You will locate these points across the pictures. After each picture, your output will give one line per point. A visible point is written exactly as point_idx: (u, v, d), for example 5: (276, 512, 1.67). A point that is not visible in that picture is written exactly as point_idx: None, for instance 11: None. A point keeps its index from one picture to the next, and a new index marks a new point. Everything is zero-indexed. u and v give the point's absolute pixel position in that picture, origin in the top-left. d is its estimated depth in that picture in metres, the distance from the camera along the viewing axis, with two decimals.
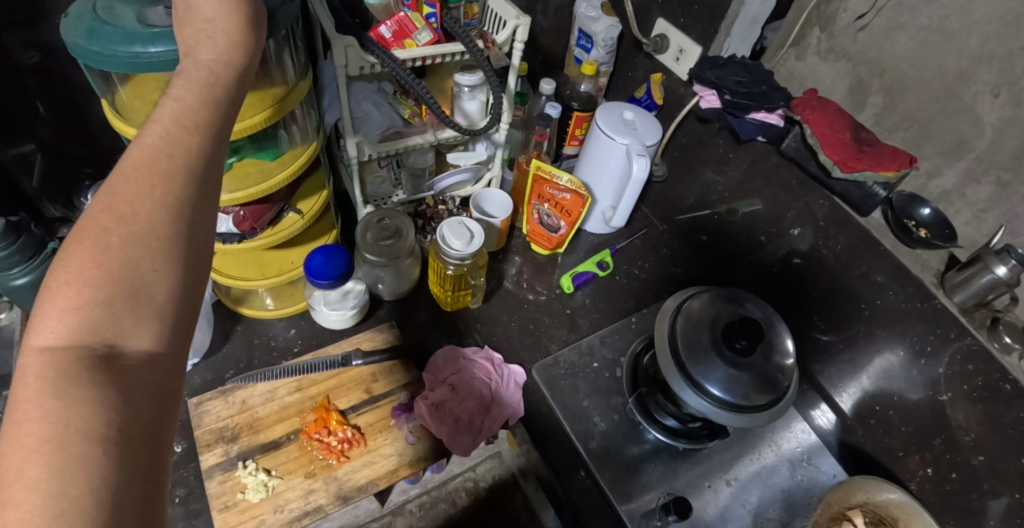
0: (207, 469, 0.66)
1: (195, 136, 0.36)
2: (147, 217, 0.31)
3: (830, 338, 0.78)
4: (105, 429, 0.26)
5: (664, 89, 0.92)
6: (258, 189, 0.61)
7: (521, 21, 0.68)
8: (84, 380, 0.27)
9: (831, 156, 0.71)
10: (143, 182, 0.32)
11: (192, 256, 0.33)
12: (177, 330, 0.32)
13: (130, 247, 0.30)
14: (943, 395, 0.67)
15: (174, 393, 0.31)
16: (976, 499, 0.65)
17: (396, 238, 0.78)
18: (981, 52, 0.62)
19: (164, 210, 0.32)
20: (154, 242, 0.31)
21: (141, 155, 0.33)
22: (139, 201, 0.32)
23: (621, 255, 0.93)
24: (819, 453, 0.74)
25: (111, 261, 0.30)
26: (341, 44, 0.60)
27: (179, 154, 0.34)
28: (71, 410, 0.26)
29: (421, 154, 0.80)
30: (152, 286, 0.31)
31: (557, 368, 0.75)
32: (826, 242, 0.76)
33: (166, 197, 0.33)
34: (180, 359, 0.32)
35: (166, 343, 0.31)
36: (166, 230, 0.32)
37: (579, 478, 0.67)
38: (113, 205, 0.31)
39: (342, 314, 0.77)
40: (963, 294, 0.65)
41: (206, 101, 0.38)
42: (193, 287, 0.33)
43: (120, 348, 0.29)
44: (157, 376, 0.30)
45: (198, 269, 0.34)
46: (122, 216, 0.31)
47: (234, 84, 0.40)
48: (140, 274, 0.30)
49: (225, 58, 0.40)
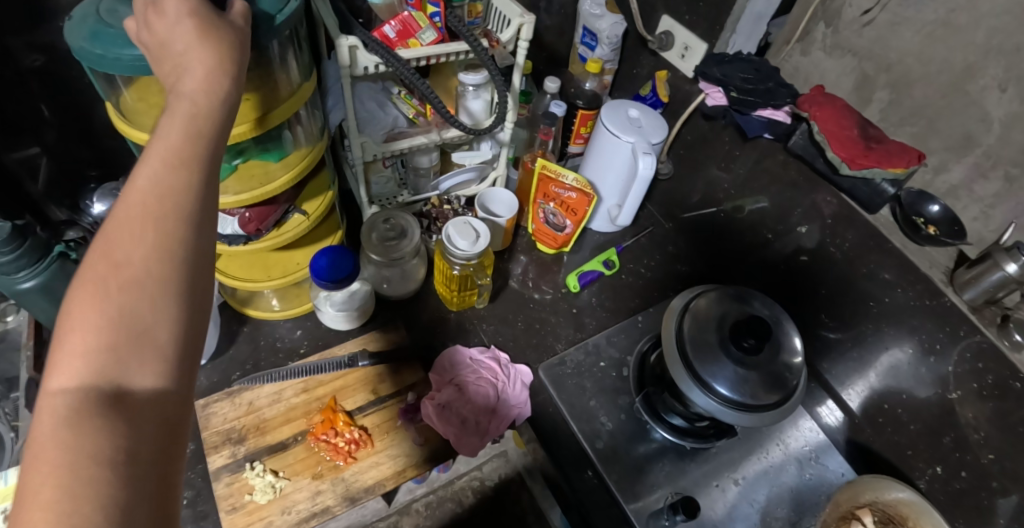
0: (214, 471, 0.66)
1: (183, 176, 0.34)
2: (142, 258, 0.31)
3: (837, 335, 0.77)
4: (115, 454, 0.26)
5: (670, 86, 0.91)
6: (264, 190, 0.61)
7: (525, 19, 0.68)
8: (93, 421, 0.26)
9: (839, 153, 0.69)
10: (136, 226, 0.31)
11: (193, 288, 0.32)
12: (184, 364, 0.31)
13: (126, 290, 0.30)
14: (952, 393, 0.66)
15: (182, 428, 0.30)
16: (986, 498, 0.64)
17: (400, 238, 0.77)
18: (989, 47, 0.61)
19: (159, 251, 0.31)
20: (150, 283, 0.30)
21: (136, 204, 0.32)
22: (134, 247, 0.31)
23: (627, 254, 0.92)
24: (826, 451, 0.73)
25: (112, 306, 0.29)
26: (346, 44, 0.60)
27: (168, 193, 0.33)
28: (81, 442, 0.25)
29: (426, 154, 0.80)
30: (155, 325, 0.30)
31: (563, 368, 0.75)
32: (835, 240, 0.75)
33: (159, 238, 0.31)
34: (188, 391, 0.31)
35: (172, 379, 0.30)
36: (162, 270, 0.31)
37: (586, 478, 0.67)
38: (110, 253, 0.30)
39: (338, 311, 0.76)
40: (972, 291, 0.65)
41: (193, 135, 0.36)
42: (197, 322, 0.32)
43: (126, 385, 0.28)
44: (167, 411, 0.29)
45: (199, 304, 0.32)
46: (118, 262, 0.30)
47: (223, 117, 0.39)
48: (141, 314, 0.30)
49: (210, 86, 0.38)
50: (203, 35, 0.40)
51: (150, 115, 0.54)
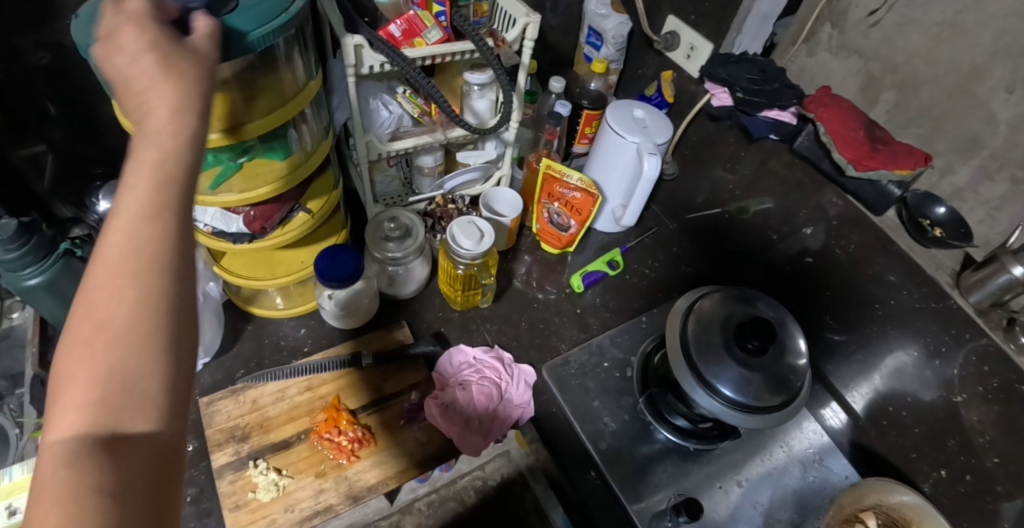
0: (217, 468, 0.66)
1: (159, 225, 0.30)
2: (127, 303, 0.28)
3: (842, 337, 0.75)
4: (114, 484, 0.24)
5: (675, 87, 0.90)
6: (268, 190, 0.61)
7: (531, 18, 0.68)
8: (87, 472, 0.23)
9: (845, 154, 0.71)
10: (116, 283, 0.28)
11: (184, 327, 0.29)
12: (181, 407, 0.28)
13: (110, 350, 0.27)
14: (957, 396, 0.66)
15: (180, 475, 0.27)
16: (990, 502, 0.63)
17: (405, 236, 0.77)
18: (995, 48, 0.61)
19: (141, 308, 0.28)
20: (136, 333, 0.27)
21: (116, 254, 0.29)
22: (115, 307, 0.27)
23: (630, 254, 0.91)
24: (830, 453, 0.72)
25: (101, 355, 0.26)
26: (351, 43, 0.60)
27: (144, 250, 0.29)
28: (77, 493, 0.23)
29: (431, 154, 0.80)
30: (144, 380, 0.27)
31: (566, 368, 0.75)
32: (839, 241, 0.76)
33: (140, 295, 0.28)
34: (186, 435, 0.28)
35: (169, 424, 0.27)
36: (146, 325, 0.27)
37: (589, 479, 0.67)
38: (94, 303, 0.27)
39: (331, 311, 0.77)
40: (979, 294, 0.66)
41: (162, 182, 0.32)
42: (192, 360, 0.29)
43: (122, 431, 0.25)
44: (166, 458, 0.26)
45: (193, 341, 0.30)
46: (100, 322, 0.27)
47: (193, 160, 0.34)
48: (128, 370, 0.26)
49: (176, 125, 0.34)
50: (166, 69, 0.36)
51: None
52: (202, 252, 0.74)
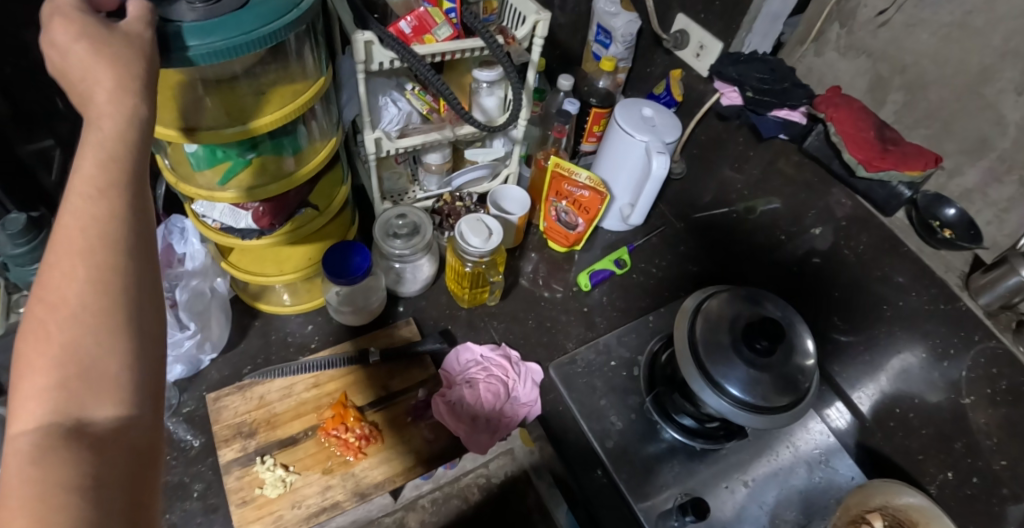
0: (225, 464, 0.66)
1: (106, 203, 0.29)
2: (80, 288, 0.27)
3: (849, 338, 0.76)
4: (82, 479, 0.23)
5: (684, 86, 0.90)
6: (275, 187, 0.61)
7: (541, 16, 0.67)
8: (53, 463, 0.23)
9: (855, 155, 0.70)
10: (66, 263, 0.27)
11: (144, 311, 0.29)
12: (147, 390, 0.28)
13: (67, 330, 0.26)
14: (965, 398, 0.66)
15: (153, 456, 0.27)
16: (996, 504, 0.64)
17: (413, 234, 0.77)
18: (1005, 49, 0.61)
19: (95, 286, 0.27)
20: (90, 313, 0.27)
21: (65, 241, 0.28)
22: (67, 286, 0.27)
23: (638, 253, 0.92)
24: (837, 454, 0.72)
25: (57, 343, 0.26)
26: (362, 39, 0.60)
27: (93, 228, 0.28)
28: (45, 475, 0.23)
29: (438, 150, 0.79)
30: (102, 359, 0.26)
31: (574, 366, 0.76)
32: (848, 242, 0.75)
33: (94, 273, 0.27)
34: (155, 418, 0.28)
35: (134, 406, 0.27)
36: (102, 303, 0.27)
37: (595, 477, 0.68)
38: (44, 296, 0.27)
39: (337, 306, 0.77)
40: (988, 296, 0.64)
41: (106, 161, 0.31)
42: (155, 342, 0.29)
43: (87, 418, 0.25)
44: (135, 439, 0.26)
45: (156, 324, 0.29)
46: (54, 305, 0.27)
47: (141, 140, 0.33)
48: (85, 350, 0.26)
49: (117, 107, 0.33)
50: (99, 53, 0.34)
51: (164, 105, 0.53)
52: (210, 247, 0.74)
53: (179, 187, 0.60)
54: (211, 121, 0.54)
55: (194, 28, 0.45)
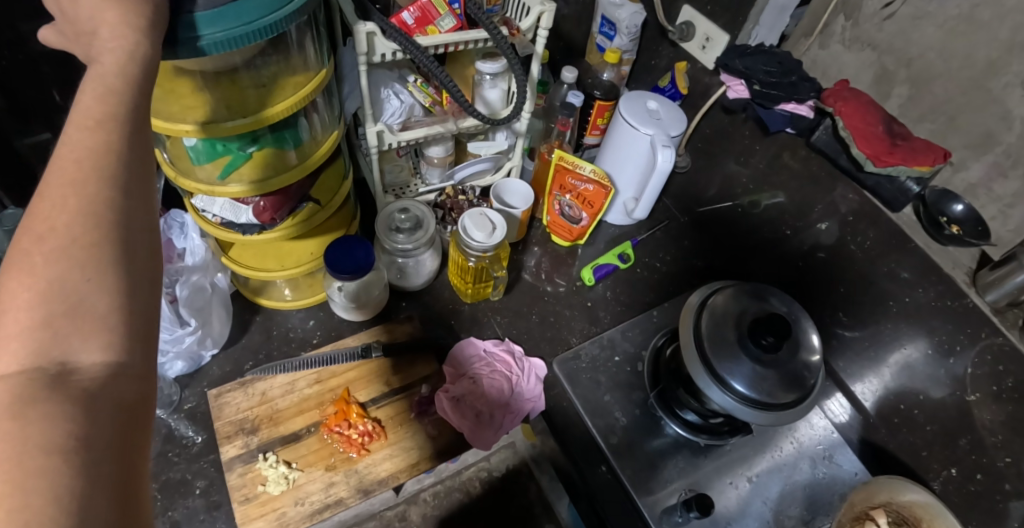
0: (227, 461, 0.65)
1: (102, 134, 0.28)
2: (67, 220, 0.25)
3: (853, 334, 0.75)
4: (66, 440, 0.21)
5: (689, 78, 0.90)
6: (272, 183, 0.60)
7: (546, 7, 0.66)
8: (35, 422, 0.21)
9: (864, 149, 0.70)
10: (57, 193, 0.26)
11: (135, 251, 0.27)
12: (138, 337, 0.26)
13: (52, 263, 0.24)
14: (970, 395, 0.67)
15: (144, 408, 0.26)
16: (999, 501, 0.64)
17: (416, 228, 0.76)
18: (1013, 43, 0.60)
19: (86, 215, 0.26)
20: (78, 246, 0.25)
21: (60, 171, 0.26)
22: (56, 214, 0.25)
23: (642, 247, 0.90)
24: (839, 449, 0.70)
25: (44, 274, 0.24)
26: (364, 31, 0.58)
27: (85, 156, 0.27)
28: (28, 430, 0.21)
29: (440, 144, 0.78)
30: (90, 295, 0.25)
31: (578, 362, 0.75)
32: (853, 236, 0.76)
33: (84, 204, 0.26)
34: (148, 367, 0.26)
35: (121, 352, 0.25)
36: (92, 236, 0.25)
37: (599, 473, 0.68)
38: (32, 227, 0.25)
39: (342, 303, 0.76)
40: (995, 293, 0.66)
41: (104, 94, 0.29)
42: (147, 285, 0.27)
43: (72, 362, 0.24)
44: (125, 390, 0.25)
45: (148, 267, 0.28)
46: (41, 235, 0.25)
47: (144, 77, 0.32)
48: (71, 285, 0.24)
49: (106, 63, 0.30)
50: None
51: (166, 101, 0.53)
52: (210, 242, 0.73)
53: (178, 181, 0.58)
54: (210, 113, 0.53)
55: (212, 14, 0.44)
